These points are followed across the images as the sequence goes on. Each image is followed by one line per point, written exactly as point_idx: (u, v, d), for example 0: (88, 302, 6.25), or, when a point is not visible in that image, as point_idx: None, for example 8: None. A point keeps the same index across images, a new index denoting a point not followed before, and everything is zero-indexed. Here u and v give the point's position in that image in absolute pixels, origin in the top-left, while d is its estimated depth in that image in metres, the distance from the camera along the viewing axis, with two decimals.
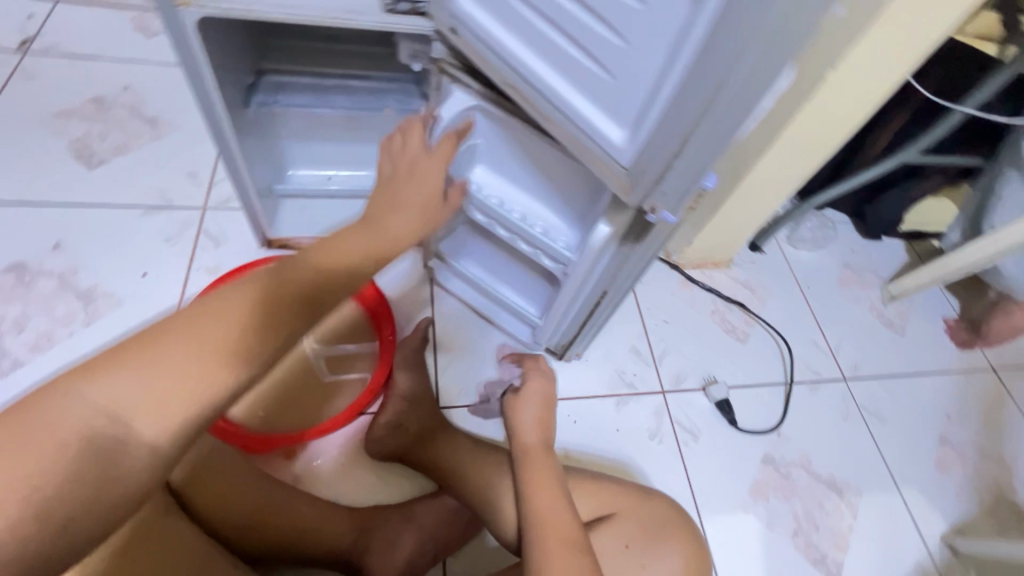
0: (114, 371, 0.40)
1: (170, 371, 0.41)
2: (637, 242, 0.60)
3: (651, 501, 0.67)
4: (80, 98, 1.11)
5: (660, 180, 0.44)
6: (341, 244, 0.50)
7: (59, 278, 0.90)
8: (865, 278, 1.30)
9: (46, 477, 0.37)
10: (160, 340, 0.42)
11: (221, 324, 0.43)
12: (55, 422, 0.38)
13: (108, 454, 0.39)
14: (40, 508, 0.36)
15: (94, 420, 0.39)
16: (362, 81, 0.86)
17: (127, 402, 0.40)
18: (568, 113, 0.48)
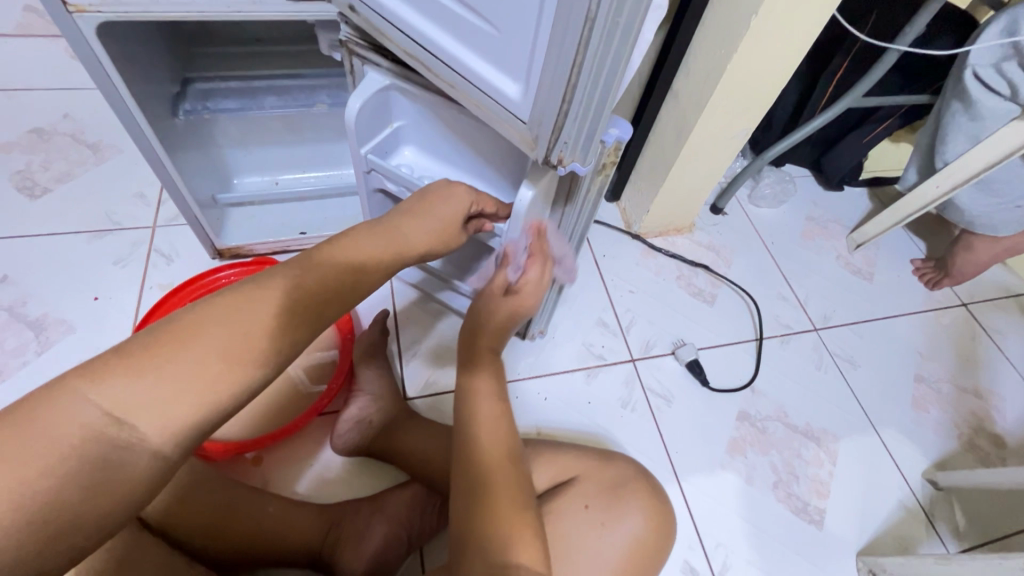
0: (122, 370, 0.36)
1: (186, 368, 0.38)
2: (568, 204, 0.63)
3: (611, 465, 0.70)
4: (19, 130, 1.10)
5: (558, 129, 0.43)
6: (357, 245, 0.53)
7: (8, 310, 0.89)
8: (829, 229, 1.30)
9: (43, 490, 0.33)
10: (171, 336, 0.39)
11: (240, 320, 0.41)
12: (61, 423, 0.34)
13: (113, 456, 0.35)
14: (34, 524, 0.32)
15: (94, 424, 0.35)
16: (292, 79, 0.86)
17: (137, 399, 0.36)
18: (465, 75, 0.47)
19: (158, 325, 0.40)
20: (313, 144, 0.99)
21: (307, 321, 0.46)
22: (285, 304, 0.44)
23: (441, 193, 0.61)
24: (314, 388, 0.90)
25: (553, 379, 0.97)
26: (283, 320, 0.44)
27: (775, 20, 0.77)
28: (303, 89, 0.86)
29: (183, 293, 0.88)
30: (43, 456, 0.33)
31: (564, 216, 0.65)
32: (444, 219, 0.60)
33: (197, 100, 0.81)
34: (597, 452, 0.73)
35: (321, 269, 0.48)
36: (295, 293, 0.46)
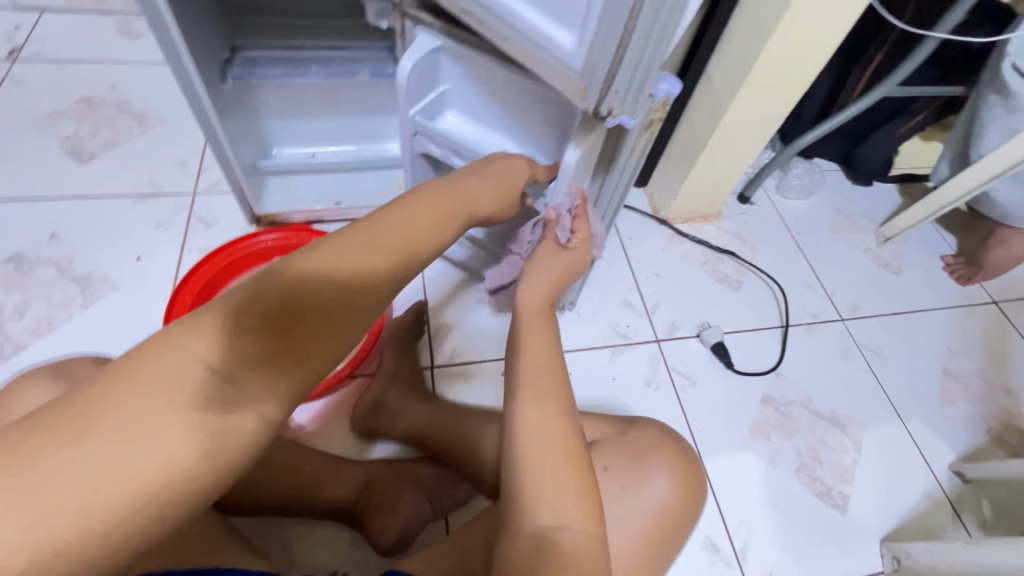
0: (225, 327, 0.35)
1: (285, 320, 0.37)
2: (609, 168, 0.64)
3: (636, 426, 0.70)
4: (68, 99, 1.14)
5: (611, 77, 0.45)
6: (431, 209, 0.52)
7: (56, 266, 0.92)
8: (857, 222, 1.29)
9: (159, 452, 0.30)
10: (269, 286, 0.37)
11: (329, 272, 0.41)
12: (171, 384, 0.32)
13: (227, 418, 0.33)
14: (154, 490, 0.30)
15: (201, 378, 0.33)
16: (336, 51, 0.88)
17: (242, 351, 0.35)
18: (519, 26, 0.49)
19: (248, 279, 0.38)
20: (350, 117, 1.01)
21: (391, 273, 0.45)
22: (374, 259, 0.44)
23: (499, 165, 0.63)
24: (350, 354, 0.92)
25: (578, 355, 0.97)
26: (369, 270, 0.43)
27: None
28: (345, 60, 0.89)
29: (224, 256, 0.91)
30: (153, 415, 0.31)
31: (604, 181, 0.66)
32: (500, 186, 0.62)
33: (245, 67, 0.84)
34: (619, 420, 0.73)
35: (397, 224, 0.48)
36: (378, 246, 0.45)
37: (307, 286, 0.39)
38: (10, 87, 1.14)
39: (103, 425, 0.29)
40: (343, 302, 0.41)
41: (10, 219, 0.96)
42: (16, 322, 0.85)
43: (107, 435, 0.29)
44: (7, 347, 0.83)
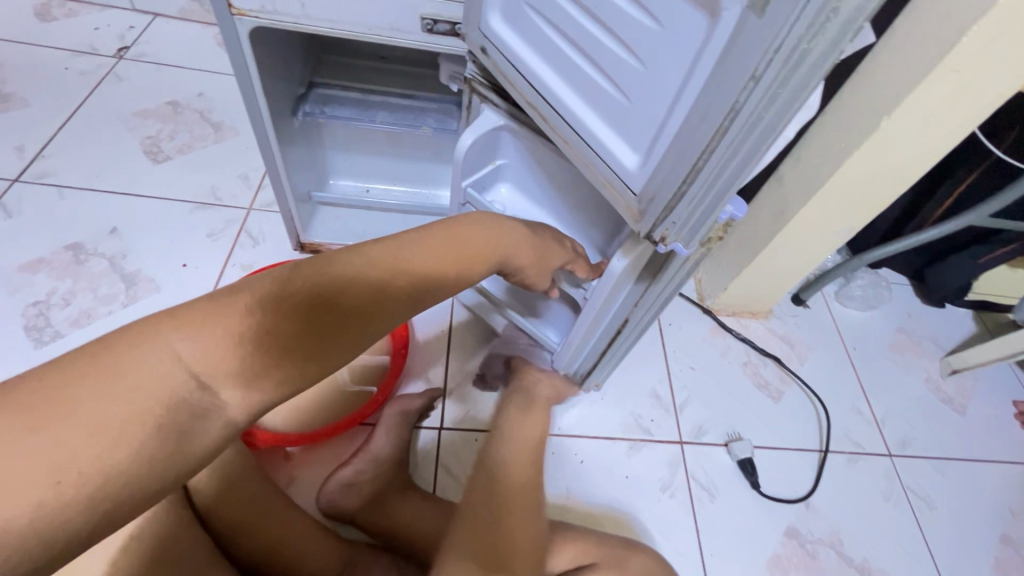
0: (209, 330, 0.35)
1: (273, 338, 0.37)
2: (654, 279, 0.59)
3: (634, 551, 0.67)
4: (158, 100, 1.21)
5: (670, 209, 0.41)
6: (452, 234, 0.51)
7: (109, 260, 0.96)
8: (921, 346, 1.19)
9: (119, 453, 0.31)
10: (273, 301, 0.38)
11: (332, 295, 0.41)
12: (145, 385, 0.32)
13: (189, 425, 0.34)
14: (102, 491, 0.30)
15: (178, 384, 0.33)
16: (407, 100, 0.89)
17: (224, 364, 0.35)
18: (583, 134, 0.47)
19: (256, 281, 0.39)
20: (409, 161, 1.02)
21: (393, 307, 0.45)
22: (387, 287, 0.44)
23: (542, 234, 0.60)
24: (361, 388, 0.91)
25: (595, 443, 0.93)
26: (373, 297, 0.43)
27: (912, 126, 0.72)
28: (415, 110, 0.89)
29: None
30: (120, 415, 0.31)
31: (648, 290, 0.60)
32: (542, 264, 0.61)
33: (317, 105, 0.86)
34: (616, 542, 0.68)
35: (415, 254, 0.47)
36: (388, 277, 0.44)
37: (307, 307, 0.39)
38: (110, 82, 1.23)
39: (69, 414, 0.30)
40: (339, 328, 0.41)
41: (81, 208, 1.01)
42: (61, 310, 0.89)
43: (69, 426, 0.29)
44: (46, 333, 0.86)
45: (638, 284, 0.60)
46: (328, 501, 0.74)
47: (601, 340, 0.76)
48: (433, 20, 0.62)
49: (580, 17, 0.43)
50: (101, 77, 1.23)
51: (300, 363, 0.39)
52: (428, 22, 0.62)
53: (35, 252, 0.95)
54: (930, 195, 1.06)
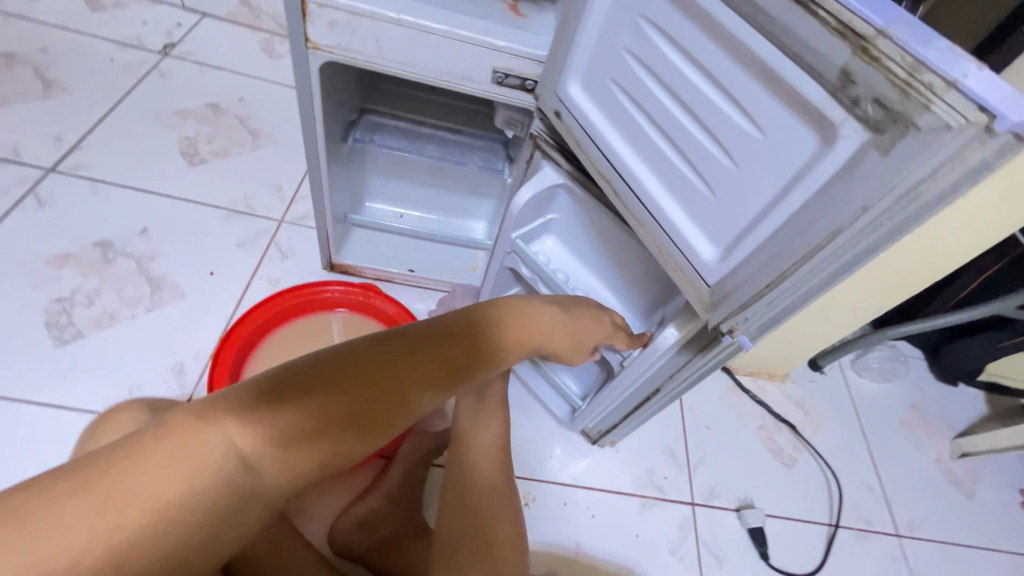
0: (266, 419, 0.38)
1: (319, 417, 0.39)
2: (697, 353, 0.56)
3: None
4: (199, 101, 1.21)
5: (745, 307, 0.41)
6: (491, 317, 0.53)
7: (137, 261, 0.95)
8: (934, 424, 1.19)
9: (174, 535, 0.33)
10: (324, 388, 0.40)
11: (379, 382, 0.42)
12: (205, 471, 0.35)
13: (238, 505, 0.36)
14: (158, 565, 0.33)
15: (229, 462, 0.36)
16: (455, 134, 0.90)
17: (275, 451, 0.37)
18: (659, 217, 0.48)
19: (309, 366, 0.41)
20: (447, 192, 1.02)
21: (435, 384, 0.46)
22: (433, 372, 0.45)
23: (579, 312, 0.60)
24: None
25: (607, 497, 0.92)
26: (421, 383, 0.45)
27: (959, 220, 0.73)
28: (462, 146, 0.89)
29: (285, 297, 0.91)
30: (178, 497, 0.34)
31: (688, 362, 0.58)
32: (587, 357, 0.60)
33: (367, 132, 0.86)
34: None
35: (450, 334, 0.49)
36: (428, 356, 0.46)
37: (355, 395, 0.41)
38: (153, 78, 1.23)
39: (123, 492, 0.32)
40: (385, 414, 0.43)
41: (113, 205, 1.01)
42: (84, 310, 0.88)
43: (131, 508, 0.32)
44: (67, 332, 0.85)
45: (680, 355, 0.58)
46: (340, 537, 0.74)
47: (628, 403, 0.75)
48: (505, 74, 0.62)
49: (675, 109, 0.44)
50: (145, 73, 1.23)
51: (345, 439, 0.41)
52: (500, 75, 0.62)
53: (64, 246, 0.94)
54: (954, 278, 1.05)
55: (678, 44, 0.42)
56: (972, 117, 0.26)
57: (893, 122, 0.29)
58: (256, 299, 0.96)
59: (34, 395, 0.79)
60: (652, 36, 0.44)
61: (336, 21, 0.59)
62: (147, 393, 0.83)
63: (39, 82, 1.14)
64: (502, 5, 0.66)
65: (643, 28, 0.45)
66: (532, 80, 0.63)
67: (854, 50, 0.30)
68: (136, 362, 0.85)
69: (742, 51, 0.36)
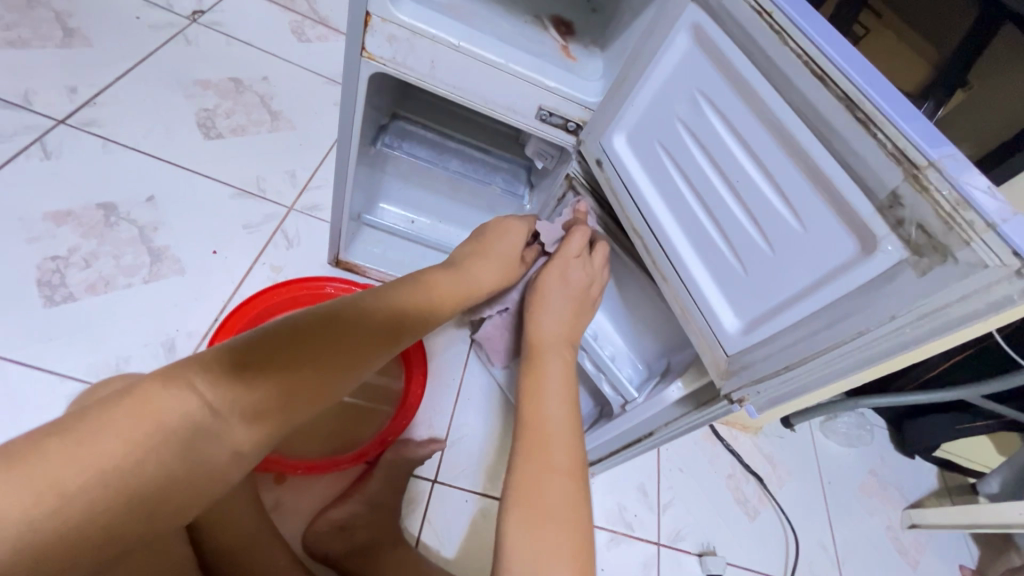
0: (223, 366, 0.42)
1: (266, 374, 0.42)
2: (698, 407, 0.55)
3: None
4: (222, 73, 1.19)
5: (759, 381, 0.43)
6: (437, 289, 0.58)
7: (139, 229, 0.93)
8: (891, 492, 1.24)
9: (138, 462, 0.36)
10: (274, 340, 0.44)
11: (325, 334, 0.47)
12: (166, 407, 0.38)
13: (197, 445, 0.39)
14: (121, 494, 0.35)
15: (176, 420, 0.38)
16: (481, 153, 0.90)
17: (233, 394, 0.41)
18: (687, 280, 0.50)
19: (262, 328, 0.45)
20: (462, 206, 1.02)
21: (382, 346, 0.51)
22: (375, 328, 0.50)
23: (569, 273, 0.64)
24: (368, 413, 0.88)
25: None
26: (363, 341, 0.49)
27: None
28: (487, 166, 0.90)
29: (287, 288, 0.90)
30: (139, 429, 0.37)
31: (689, 414, 0.56)
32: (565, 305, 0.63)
33: (396, 138, 0.86)
34: None
35: (399, 303, 0.53)
36: (374, 320, 0.51)
37: (304, 343, 0.45)
38: (178, 43, 1.20)
39: (53, 465, 0.33)
40: (332, 361, 0.46)
41: (121, 169, 0.98)
42: (79, 272, 0.86)
43: (101, 440, 0.35)
44: (58, 293, 0.83)
45: (684, 407, 0.57)
46: (316, 538, 0.74)
47: (611, 447, 0.74)
48: (550, 112, 0.64)
49: (719, 185, 0.46)
50: (170, 36, 1.20)
51: (297, 392, 0.44)
52: (545, 112, 0.64)
53: (66, 203, 0.91)
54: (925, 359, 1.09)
55: (732, 127, 0.44)
56: (1006, 260, 0.28)
57: (934, 247, 0.31)
58: (257, 284, 0.95)
59: (18, 354, 0.77)
60: (706, 112, 0.46)
61: (396, 37, 0.59)
62: (133, 366, 0.82)
63: (60, 30, 1.11)
64: (555, 44, 0.68)
65: (699, 104, 0.47)
66: (574, 121, 0.65)
67: (906, 176, 0.32)
68: (125, 334, 0.83)
69: (797, 148, 0.39)
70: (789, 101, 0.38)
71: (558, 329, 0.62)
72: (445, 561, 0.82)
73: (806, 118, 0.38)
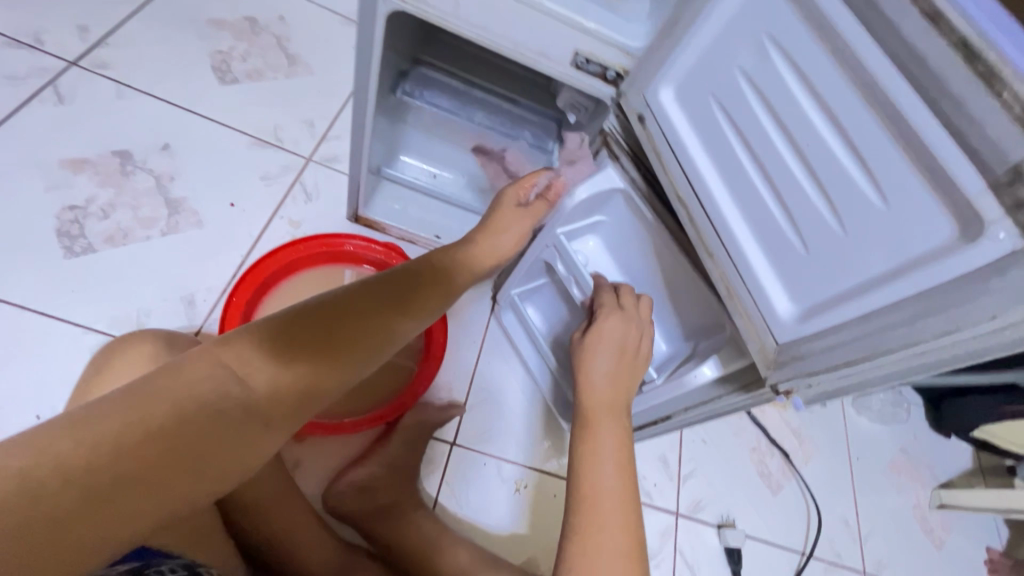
0: (250, 344, 0.45)
1: (293, 332, 0.47)
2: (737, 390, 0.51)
3: None
4: (237, 12, 1.12)
5: (812, 375, 0.39)
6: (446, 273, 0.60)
7: (155, 179, 0.91)
8: (923, 471, 1.19)
9: (180, 423, 0.39)
10: (293, 321, 0.47)
11: (339, 314, 0.49)
12: (204, 376, 0.41)
13: (232, 411, 0.42)
14: (168, 452, 0.38)
15: (215, 382, 0.42)
16: (510, 104, 0.83)
17: (263, 366, 0.44)
18: (735, 256, 0.45)
19: (283, 313, 0.48)
20: (486, 161, 0.96)
21: (396, 322, 0.53)
22: (386, 304, 0.53)
23: (609, 323, 0.62)
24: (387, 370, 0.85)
25: None
26: (376, 320, 0.51)
27: None
28: (514, 118, 0.83)
29: (306, 244, 0.87)
30: (181, 395, 0.40)
31: (724, 396, 0.52)
32: (613, 355, 0.61)
33: (417, 85, 0.79)
34: None
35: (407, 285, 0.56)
36: (383, 298, 0.53)
37: (323, 322, 0.48)
38: None
39: (107, 425, 0.36)
40: (349, 338, 0.49)
41: (137, 115, 0.95)
42: (97, 223, 0.84)
43: (152, 403, 0.38)
44: (77, 244, 0.82)
45: (716, 390, 0.53)
46: (335, 498, 0.75)
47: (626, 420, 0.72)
48: (586, 59, 0.57)
49: (785, 151, 0.40)
50: None
51: (321, 366, 0.46)
52: (581, 59, 0.57)
53: (82, 150, 0.89)
54: None
55: (806, 82, 0.37)
56: None
57: None
58: (275, 239, 0.93)
59: (42, 305, 0.78)
60: (775, 61, 0.40)
61: None
62: (154, 320, 0.81)
63: None
64: None
65: (766, 50, 0.40)
66: (615, 69, 0.57)
67: None
68: (145, 287, 0.83)
69: (890, 109, 0.32)
70: (888, 52, 0.32)
71: (610, 381, 0.60)
72: (461, 523, 0.82)
73: (908, 72, 0.31)
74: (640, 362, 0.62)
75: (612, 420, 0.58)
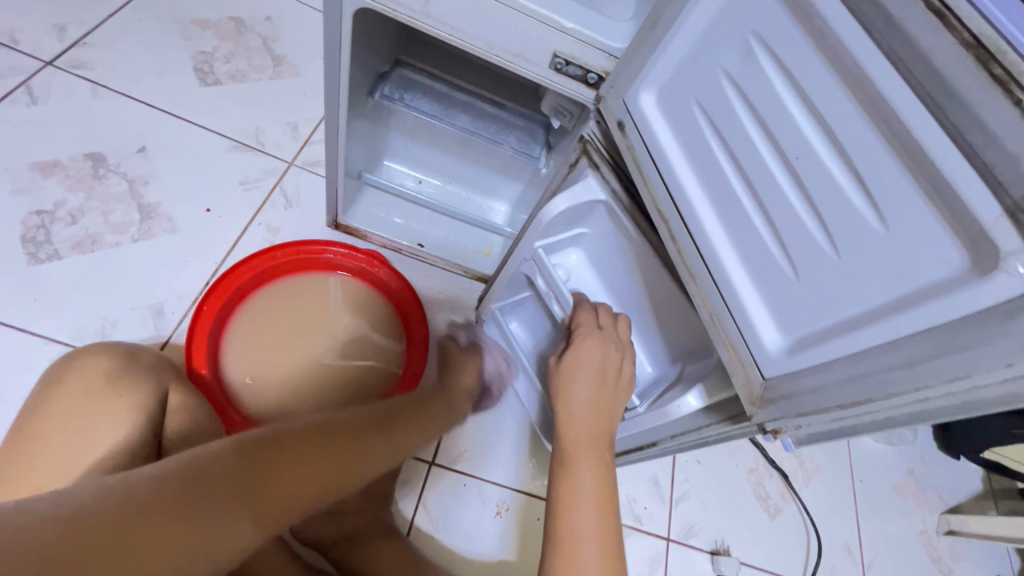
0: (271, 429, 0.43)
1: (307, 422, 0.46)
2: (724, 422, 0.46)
3: None
4: (222, 12, 1.09)
5: (802, 417, 0.35)
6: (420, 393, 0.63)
7: (129, 183, 0.88)
8: (931, 496, 1.14)
9: (214, 490, 0.36)
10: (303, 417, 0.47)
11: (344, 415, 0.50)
12: (232, 452, 0.39)
13: (261, 485, 0.39)
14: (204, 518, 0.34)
15: (241, 456, 0.39)
16: (496, 108, 0.80)
17: (287, 444, 0.42)
18: (719, 279, 0.41)
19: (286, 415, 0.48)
20: (472, 167, 0.92)
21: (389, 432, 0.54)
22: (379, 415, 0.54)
23: (584, 348, 0.57)
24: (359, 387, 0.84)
25: None
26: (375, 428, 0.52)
27: None
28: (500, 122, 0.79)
29: (282, 252, 0.83)
30: (214, 465, 0.37)
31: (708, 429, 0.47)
32: (591, 383, 0.57)
33: (397, 88, 0.76)
34: None
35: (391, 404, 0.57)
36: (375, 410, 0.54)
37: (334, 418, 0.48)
38: None
39: (140, 491, 0.33)
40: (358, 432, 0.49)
41: (112, 117, 0.92)
42: (65, 228, 0.81)
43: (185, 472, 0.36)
44: (43, 250, 0.79)
45: (702, 420, 0.48)
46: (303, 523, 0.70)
47: None
48: (566, 61, 0.53)
49: (773, 164, 0.36)
50: None
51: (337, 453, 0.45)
52: (560, 61, 0.53)
53: (53, 153, 0.86)
54: None
55: (797, 87, 0.33)
56: None
57: None
58: (252, 246, 0.89)
59: (3, 313, 0.75)
60: (762, 62, 0.35)
61: None
62: (120, 330, 0.78)
63: None
64: None
65: (753, 51, 0.36)
66: (596, 72, 0.53)
67: None
68: (112, 296, 0.79)
69: (890, 119, 0.28)
70: (889, 54, 0.28)
71: (589, 409, 0.56)
72: (438, 548, 0.78)
73: (912, 76, 0.27)
74: (622, 388, 0.57)
75: (592, 453, 0.54)
